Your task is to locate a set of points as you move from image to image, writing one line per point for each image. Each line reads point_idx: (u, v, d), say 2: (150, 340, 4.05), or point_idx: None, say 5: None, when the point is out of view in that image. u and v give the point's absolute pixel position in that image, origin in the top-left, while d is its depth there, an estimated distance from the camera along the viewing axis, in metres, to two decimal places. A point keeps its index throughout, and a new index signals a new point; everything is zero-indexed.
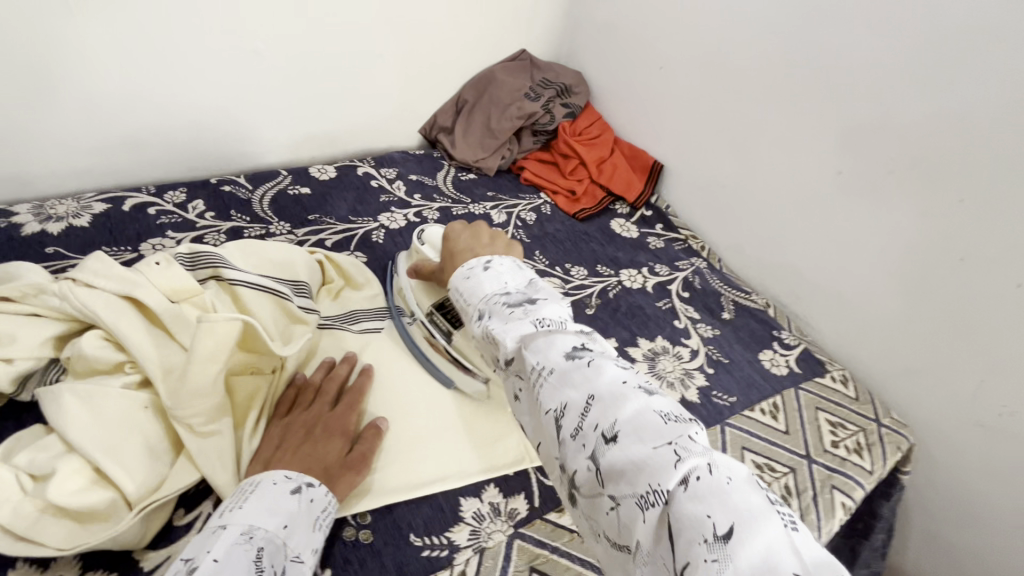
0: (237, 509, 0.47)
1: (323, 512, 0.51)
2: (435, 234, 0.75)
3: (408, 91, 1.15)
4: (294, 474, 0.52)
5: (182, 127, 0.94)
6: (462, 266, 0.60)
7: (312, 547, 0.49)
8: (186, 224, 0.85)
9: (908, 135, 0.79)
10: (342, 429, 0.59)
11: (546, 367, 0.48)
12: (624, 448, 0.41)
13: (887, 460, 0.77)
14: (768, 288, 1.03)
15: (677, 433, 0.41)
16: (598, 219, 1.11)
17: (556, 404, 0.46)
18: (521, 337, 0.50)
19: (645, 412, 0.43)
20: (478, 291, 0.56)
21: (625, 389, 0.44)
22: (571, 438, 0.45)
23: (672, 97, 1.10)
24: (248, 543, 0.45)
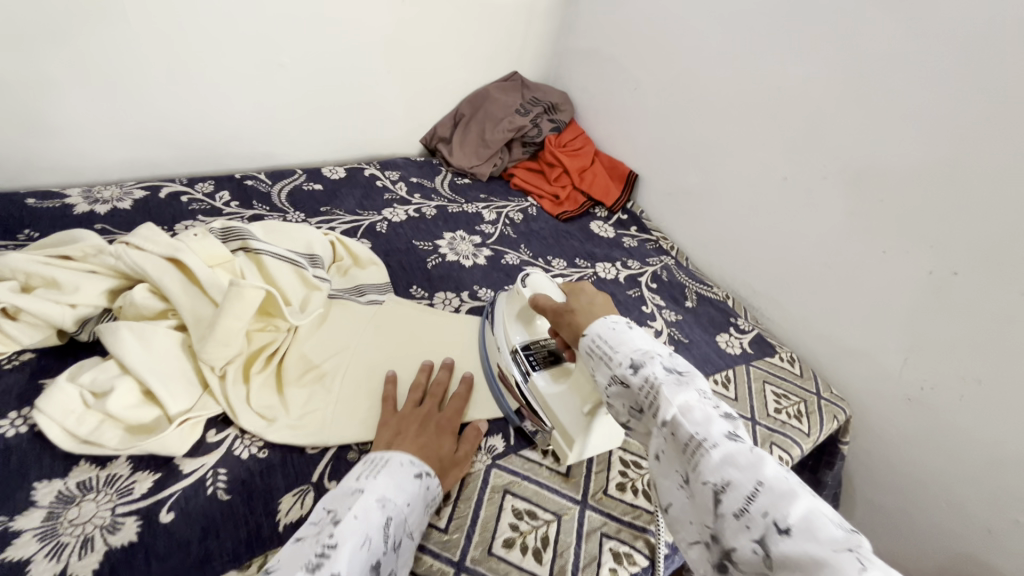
0: (373, 478, 0.53)
1: (431, 500, 0.56)
2: (539, 283, 0.78)
3: (411, 105, 1.29)
4: (417, 461, 0.57)
5: (211, 129, 1.07)
6: (608, 318, 0.64)
7: (417, 528, 0.54)
8: (214, 211, 0.97)
9: (838, 145, 0.92)
10: (450, 428, 0.65)
11: (706, 438, 0.47)
12: (795, 541, 0.40)
13: (824, 426, 0.88)
14: (728, 284, 1.15)
15: (856, 542, 0.39)
16: (579, 221, 1.23)
17: (716, 478, 0.46)
18: (683, 402, 0.51)
19: (816, 515, 0.41)
20: (627, 344, 0.59)
21: (795, 484, 0.43)
22: (731, 517, 0.44)
23: (644, 115, 1.24)
24: (382, 510, 0.50)
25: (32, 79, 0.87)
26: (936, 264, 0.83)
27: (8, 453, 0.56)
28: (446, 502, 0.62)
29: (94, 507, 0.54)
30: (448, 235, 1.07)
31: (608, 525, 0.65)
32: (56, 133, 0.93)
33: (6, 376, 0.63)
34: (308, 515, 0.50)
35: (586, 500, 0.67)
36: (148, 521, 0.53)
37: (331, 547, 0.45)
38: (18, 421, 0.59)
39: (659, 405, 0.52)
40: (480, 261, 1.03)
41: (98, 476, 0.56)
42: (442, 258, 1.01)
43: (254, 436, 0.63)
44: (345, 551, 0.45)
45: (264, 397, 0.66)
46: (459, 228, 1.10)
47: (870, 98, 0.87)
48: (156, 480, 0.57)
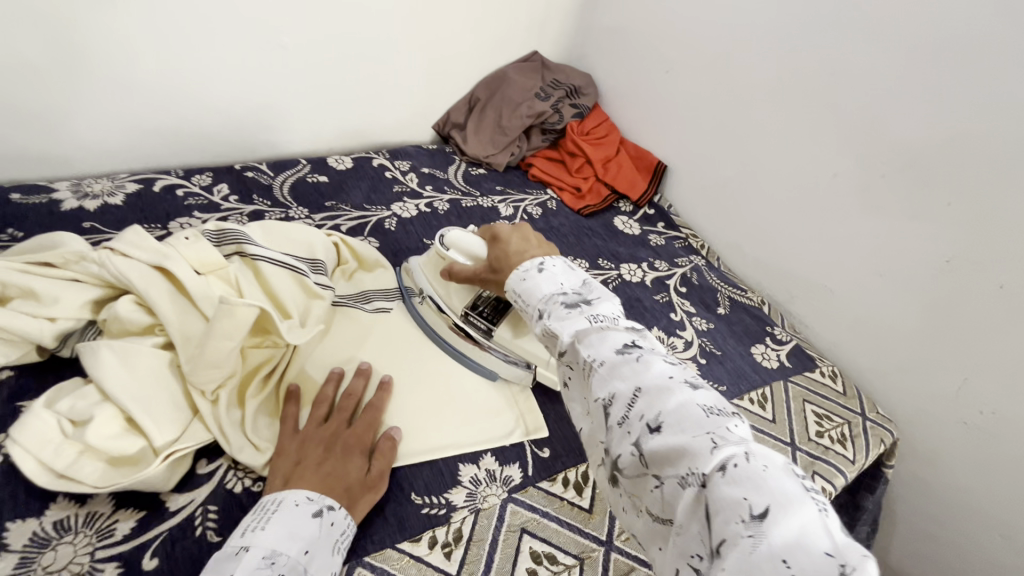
0: (260, 530, 0.48)
1: (342, 536, 0.51)
2: (458, 237, 0.72)
3: (424, 89, 1.20)
4: (316, 496, 0.52)
5: (209, 116, 1.00)
6: (516, 270, 0.60)
7: (331, 571, 0.49)
8: (212, 206, 0.90)
9: (899, 140, 0.82)
10: (360, 445, 0.59)
11: (597, 359, 0.48)
12: (665, 437, 0.41)
13: (869, 451, 0.81)
14: (764, 287, 1.07)
15: (717, 425, 0.41)
16: (601, 216, 1.15)
17: (605, 394, 0.47)
18: (575, 330, 0.52)
19: (689, 404, 0.43)
20: (536, 292, 0.56)
21: (672, 381, 0.44)
22: (616, 426, 0.45)
23: (676, 100, 1.14)
24: (270, 568, 0.45)
25: (13, 65, 0.80)
26: (1008, 278, 0.74)
27: None
28: (458, 544, 0.57)
29: (71, 551, 0.49)
30: None
31: (636, 572, 0.59)
32: (40, 120, 0.86)
33: None
34: None
35: (611, 541, 0.60)
36: (128, 569, 0.48)
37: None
38: None
39: (556, 339, 0.52)
40: None
41: (77, 514, 0.51)
42: None
43: (247, 470, 0.58)
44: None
45: (259, 425, 0.60)
46: (473, 225, 1.03)
47: (942, 87, 0.76)
48: (139, 519, 0.52)
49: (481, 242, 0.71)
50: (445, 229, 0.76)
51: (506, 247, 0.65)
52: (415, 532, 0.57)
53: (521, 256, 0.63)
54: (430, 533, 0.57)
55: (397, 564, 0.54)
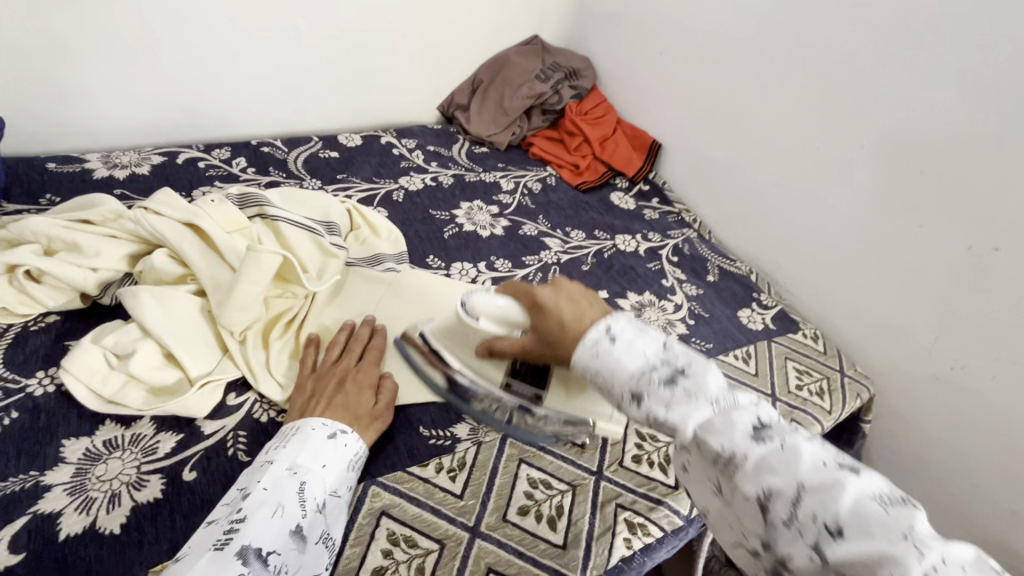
0: (283, 449, 0.54)
1: (356, 456, 0.57)
2: (483, 302, 0.62)
3: (429, 71, 1.25)
4: (330, 422, 0.58)
5: (227, 94, 1.06)
6: (582, 341, 0.52)
7: (346, 484, 0.55)
8: (231, 177, 0.97)
9: (874, 112, 0.87)
10: (368, 382, 0.64)
11: (735, 451, 0.43)
12: (851, 542, 0.37)
13: (846, 403, 0.86)
14: (752, 258, 1.12)
15: (905, 522, 0.36)
16: (598, 191, 1.20)
17: (756, 489, 0.42)
18: (698, 420, 0.45)
19: (862, 499, 0.38)
20: (621, 372, 0.49)
21: (831, 469, 0.40)
22: (781, 526, 0.40)
23: (670, 81, 1.19)
24: (293, 477, 0.52)
25: (48, 42, 0.86)
26: (975, 239, 0.79)
27: (37, 411, 0.57)
28: (462, 469, 0.63)
29: (120, 464, 0.55)
30: (464, 205, 1.05)
31: (624, 497, 0.65)
32: (71, 96, 0.92)
33: (34, 337, 0.64)
34: (226, 495, 0.52)
35: (601, 471, 0.67)
36: (171, 479, 0.55)
37: (238, 522, 0.47)
38: (45, 380, 0.60)
39: (677, 431, 0.46)
40: (497, 231, 1.01)
41: (124, 434, 0.57)
42: (459, 228, 0.99)
43: (271, 402, 0.64)
44: (250, 525, 0.47)
45: (281, 363, 0.66)
46: (476, 198, 1.08)
47: (915, 60, 0.81)
48: (179, 440, 0.58)
49: (515, 306, 0.61)
50: (461, 295, 0.64)
51: (560, 316, 0.54)
52: (423, 458, 0.63)
53: (581, 325, 0.54)
54: (437, 460, 0.63)
55: (407, 484, 0.60)
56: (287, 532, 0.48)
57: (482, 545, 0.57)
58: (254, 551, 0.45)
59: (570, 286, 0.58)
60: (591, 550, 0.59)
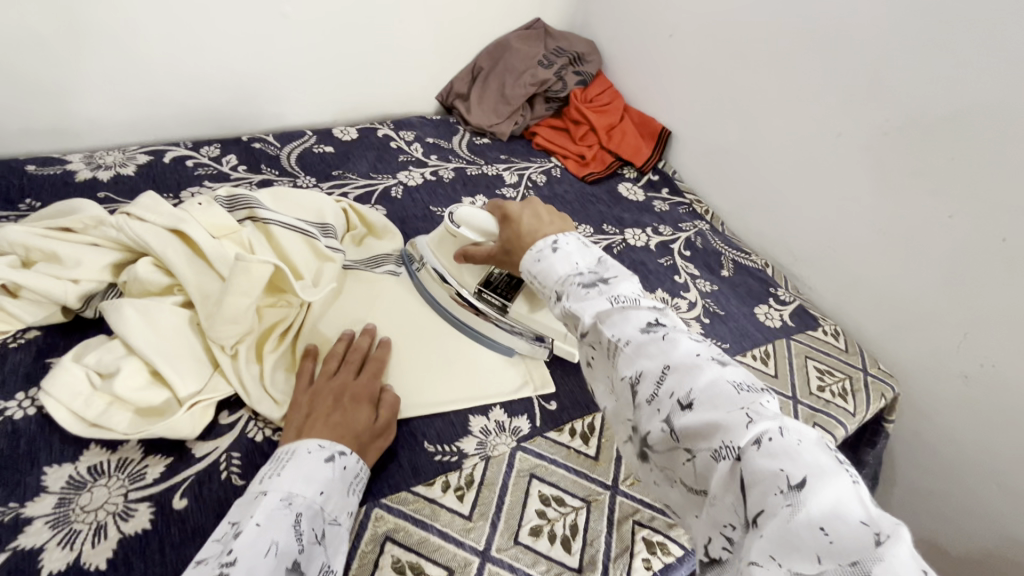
0: (275, 477, 0.49)
1: (355, 478, 0.53)
2: (466, 215, 0.72)
3: (427, 59, 1.20)
4: (327, 443, 0.53)
5: (215, 88, 1.01)
6: (530, 250, 0.60)
7: (345, 511, 0.51)
8: (222, 175, 0.92)
9: (901, 96, 0.82)
10: (368, 394, 0.60)
11: (622, 339, 0.48)
12: (697, 413, 0.41)
13: (871, 404, 0.82)
14: (768, 251, 1.07)
15: (750, 401, 0.41)
16: (606, 182, 1.15)
17: (631, 372, 0.46)
18: (597, 311, 0.51)
19: (719, 382, 0.43)
20: (552, 274, 0.56)
21: (701, 359, 0.44)
22: (645, 404, 0.44)
23: (680, 65, 1.13)
24: (288, 508, 0.46)
25: (21, 38, 0.81)
26: (1011, 231, 0.74)
27: (16, 436, 0.54)
28: (470, 488, 0.59)
29: (106, 493, 0.52)
30: (466, 200, 1.01)
31: (641, 513, 0.61)
32: (47, 94, 0.87)
33: (13, 355, 0.60)
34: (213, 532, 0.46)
35: (617, 485, 0.63)
36: (160, 508, 0.51)
37: (227, 566, 0.41)
38: (26, 403, 0.57)
39: (578, 321, 0.52)
40: None
41: (110, 460, 0.54)
42: None
43: (267, 421, 0.60)
44: (244, 567, 0.41)
45: (277, 379, 0.62)
46: (479, 192, 1.03)
47: (946, 39, 0.76)
48: (169, 464, 0.55)
49: (492, 219, 0.70)
50: (454, 207, 0.76)
51: (519, 228, 0.64)
52: (428, 476, 0.59)
53: (535, 235, 0.62)
54: (443, 478, 0.60)
55: (411, 505, 0.56)
56: (284, 572, 0.43)
57: (493, 571, 0.53)
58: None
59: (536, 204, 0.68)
60: (608, 573, 0.55)
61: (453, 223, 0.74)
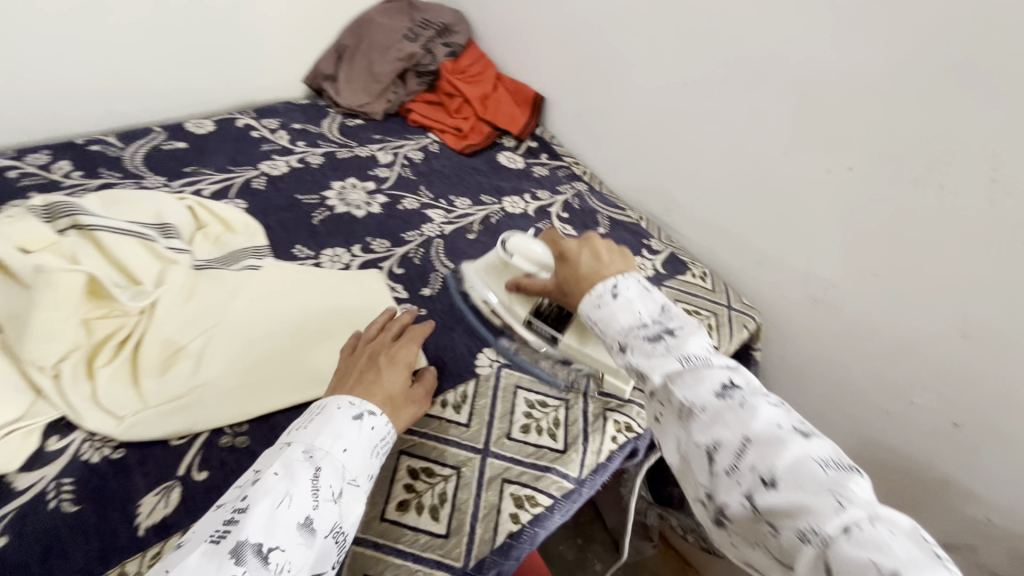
0: (303, 430, 0.51)
1: (382, 441, 0.55)
2: (520, 244, 0.75)
3: (284, 40, 1.13)
4: (357, 402, 0.56)
5: (34, 88, 0.91)
6: (590, 293, 0.56)
7: (366, 473, 0.52)
8: (52, 184, 0.84)
9: (733, 43, 0.87)
10: (406, 361, 0.64)
11: (696, 404, 0.44)
12: (783, 493, 0.39)
13: (733, 336, 0.89)
14: (643, 205, 1.11)
15: (841, 484, 0.38)
16: (485, 153, 1.15)
17: (708, 439, 0.43)
18: (666, 370, 0.47)
19: (806, 459, 0.40)
20: (615, 323, 0.52)
21: (784, 431, 0.41)
22: (722, 475, 0.42)
23: (543, 28, 1.14)
24: (309, 461, 0.48)
25: None
26: (833, 161, 0.81)
27: None
28: None
29: None
30: (336, 184, 0.97)
31: (511, 470, 0.63)
32: None
33: None
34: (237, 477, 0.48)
35: (488, 447, 0.65)
36: None
37: (240, 512, 0.43)
38: None
39: (643, 378, 0.48)
40: (374, 209, 0.94)
41: None
42: (330, 211, 0.92)
43: (105, 438, 0.58)
44: (253, 516, 0.43)
45: (113, 392, 0.59)
46: (350, 175, 1.00)
47: None
48: None
49: (546, 249, 0.73)
50: (506, 235, 0.78)
51: (577, 269, 0.61)
52: None
53: (596, 277, 0.58)
54: None
55: None
56: (295, 524, 0.44)
57: (356, 549, 0.54)
58: (252, 547, 0.41)
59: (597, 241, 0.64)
60: (475, 532, 0.57)
61: (506, 253, 0.76)
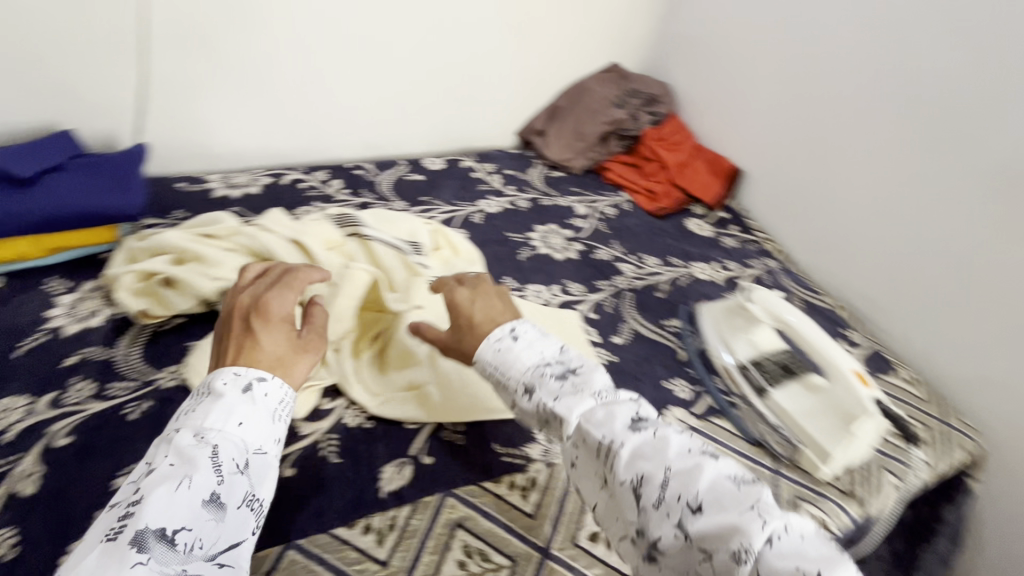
0: (192, 413, 0.45)
1: (281, 404, 0.48)
2: (765, 296, 0.79)
3: (511, 100, 1.31)
4: (243, 371, 0.48)
5: (330, 123, 1.16)
6: (489, 337, 0.56)
7: (274, 438, 0.47)
8: (328, 197, 1.05)
9: (991, 148, 0.85)
10: (286, 315, 0.55)
11: (613, 440, 0.46)
12: (708, 517, 0.41)
13: (950, 455, 0.79)
14: (842, 292, 1.08)
15: (754, 496, 0.41)
16: (675, 217, 1.19)
17: (631, 475, 0.45)
18: (582, 412, 0.49)
19: (720, 478, 0.42)
20: (518, 364, 0.54)
21: (695, 455, 0.44)
22: (652, 508, 0.43)
23: (758, 110, 1.19)
24: (201, 443, 0.42)
25: (191, 80, 0.99)
26: None
27: (166, 401, 0.65)
28: (533, 489, 0.64)
29: None
30: (540, 228, 1.08)
31: None
32: (199, 124, 1.04)
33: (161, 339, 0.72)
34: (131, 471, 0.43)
35: None
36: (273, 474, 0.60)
37: (134, 504, 0.39)
38: (170, 376, 0.69)
39: (562, 423, 0.50)
40: (572, 255, 1.02)
41: None
42: (534, 251, 1.01)
43: (360, 408, 0.69)
44: (150, 504, 0.38)
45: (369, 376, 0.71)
46: (552, 221, 1.11)
47: None
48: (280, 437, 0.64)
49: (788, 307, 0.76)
50: (750, 285, 0.83)
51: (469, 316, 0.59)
52: (498, 475, 0.65)
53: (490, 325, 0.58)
54: (510, 477, 0.65)
55: (481, 497, 0.62)
56: (199, 503, 0.40)
57: (552, 566, 0.58)
58: (154, 533, 0.37)
59: (455, 294, 0.61)
60: None
61: (745, 298, 0.82)
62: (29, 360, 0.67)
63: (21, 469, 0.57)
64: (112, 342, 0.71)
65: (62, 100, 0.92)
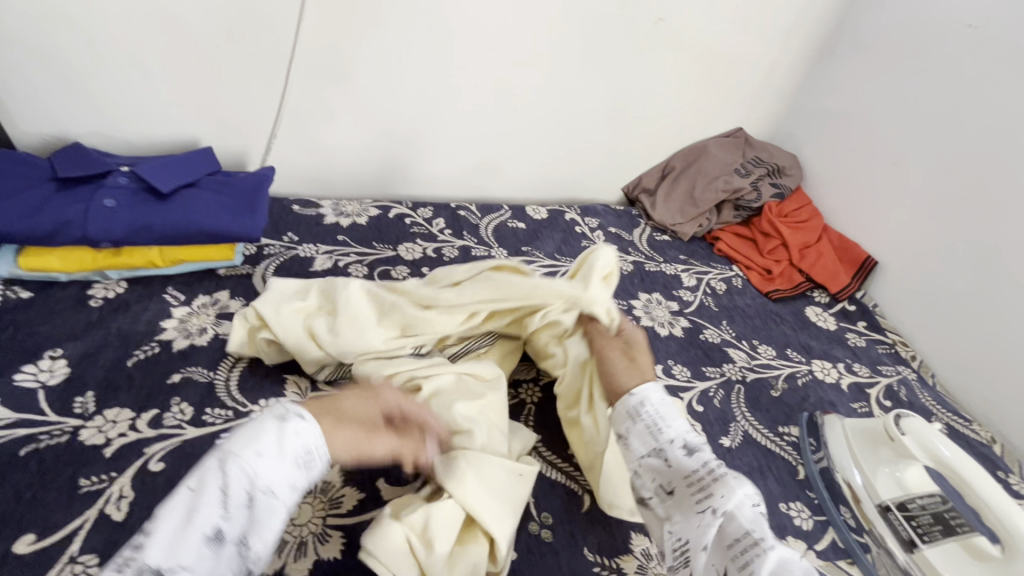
0: (232, 436, 0.49)
1: (309, 449, 0.51)
2: (918, 426, 0.68)
3: (623, 155, 1.26)
4: (296, 408, 0.53)
5: (441, 161, 1.16)
6: (649, 392, 0.64)
7: (290, 481, 0.49)
8: (431, 235, 1.04)
9: None
10: (376, 395, 0.60)
11: (760, 537, 0.51)
12: None
13: None
14: (995, 422, 0.92)
15: None
16: (792, 302, 1.08)
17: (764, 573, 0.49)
18: (733, 499, 0.53)
19: None
20: (675, 431, 0.60)
21: None
22: None
23: (903, 197, 1.06)
24: (219, 474, 0.46)
25: (321, 109, 1.02)
26: None
27: None
28: None
29: (310, 511, 0.58)
30: (643, 295, 1.01)
31: None
32: (320, 151, 1.07)
33: (260, 368, 0.72)
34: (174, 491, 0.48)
35: None
36: (350, 541, 0.56)
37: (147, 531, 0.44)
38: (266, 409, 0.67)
39: (707, 495, 0.54)
40: (677, 331, 0.94)
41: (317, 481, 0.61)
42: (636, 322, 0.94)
43: None
44: (156, 538, 0.43)
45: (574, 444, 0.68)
46: (656, 290, 1.03)
47: None
48: (360, 499, 0.60)
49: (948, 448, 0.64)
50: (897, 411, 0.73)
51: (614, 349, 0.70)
52: None
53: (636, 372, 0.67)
54: None
55: None
56: (199, 542, 0.44)
57: None
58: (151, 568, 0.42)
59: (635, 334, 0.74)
60: None
61: (894, 427, 0.70)
62: (139, 372, 0.69)
63: (114, 490, 0.57)
64: (214, 364, 0.72)
65: (207, 121, 0.97)
